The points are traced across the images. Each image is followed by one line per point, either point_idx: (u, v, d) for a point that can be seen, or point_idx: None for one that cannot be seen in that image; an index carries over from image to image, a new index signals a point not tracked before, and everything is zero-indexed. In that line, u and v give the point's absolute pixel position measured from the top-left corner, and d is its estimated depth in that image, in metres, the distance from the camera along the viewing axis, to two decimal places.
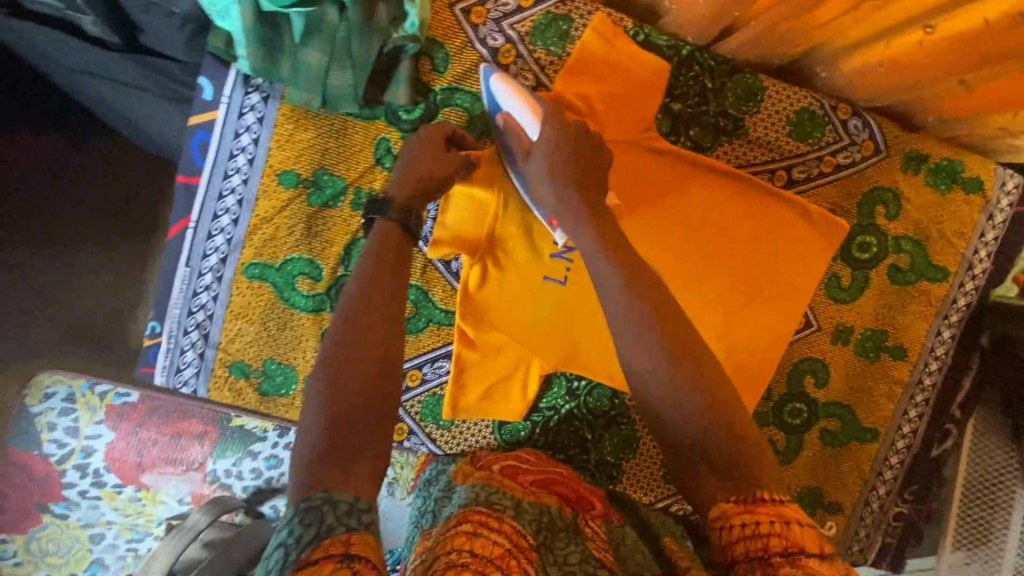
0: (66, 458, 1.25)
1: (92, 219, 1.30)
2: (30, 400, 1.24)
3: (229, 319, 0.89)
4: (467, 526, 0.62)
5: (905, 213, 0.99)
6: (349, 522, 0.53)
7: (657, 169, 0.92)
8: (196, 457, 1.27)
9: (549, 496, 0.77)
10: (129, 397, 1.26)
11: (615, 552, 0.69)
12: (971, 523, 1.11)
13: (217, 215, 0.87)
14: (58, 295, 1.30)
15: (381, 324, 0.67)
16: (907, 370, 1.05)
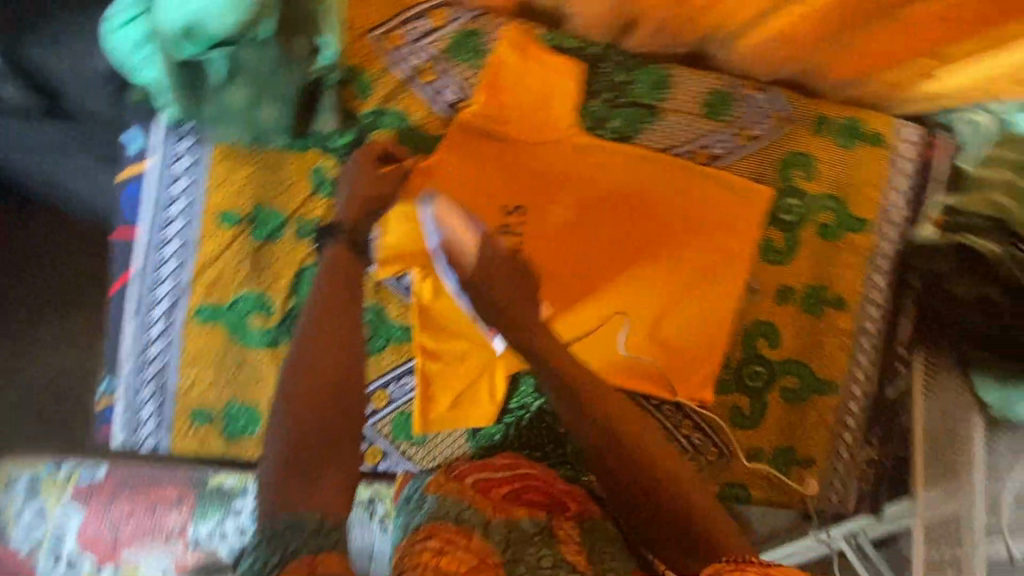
0: (37, 547, 1.16)
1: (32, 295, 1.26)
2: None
3: (185, 366, 0.89)
4: (433, 542, 0.69)
5: (820, 173, 1.06)
6: (316, 539, 0.59)
7: (585, 163, 0.98)
8: (173, 525, 1.19)
9: (522, 511, 0.77)
10: (96, 472, 1.19)
11: (587, 553, 0.72)
12: (937, 472, 1.03)
13: (161, 263, 0.87)
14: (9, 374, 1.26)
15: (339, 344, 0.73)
16: (850, 320, 1.11)
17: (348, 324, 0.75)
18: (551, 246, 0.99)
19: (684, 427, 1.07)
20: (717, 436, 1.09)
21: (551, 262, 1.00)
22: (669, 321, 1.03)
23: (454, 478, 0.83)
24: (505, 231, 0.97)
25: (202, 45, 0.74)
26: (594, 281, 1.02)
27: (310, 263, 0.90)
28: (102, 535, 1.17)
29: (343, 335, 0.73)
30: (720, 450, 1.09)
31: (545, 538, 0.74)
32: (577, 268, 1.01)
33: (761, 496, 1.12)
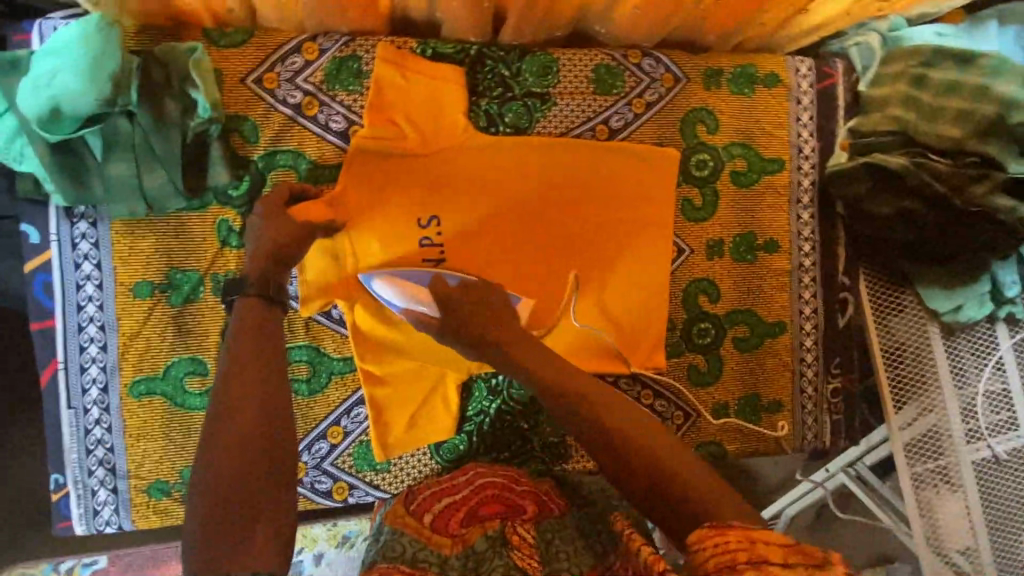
0: None
1: None
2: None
3: (131, 444, 0.88)
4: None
5: (723, 123, 1.07)
6: None
7: (489, 160, 0.97)
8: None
9: (474, 530, 0.76)
10: (96, 562, 1.15)
11: (540, 551, 0.74)
12: (899, 387, 1.07)
13: (84, 348, 0.87)
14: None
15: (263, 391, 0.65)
16: (785, 259, 1.12)
17: (267, 373, 0.66)
18: (474, 249, 0.99)
19: (645, 397, 1.08)
20: (680, 399, 1.09)
21: (478, 265, 0.99)
22: (607, 297, 1.04)
23: (413, 514, 0.81)
24: (424, 244, 0.96)
25: (70, 124, 0.76)
26: (526, 274, 1.01)
27: None
28: None
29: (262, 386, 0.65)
30: (686, 412, 1.10)
31: (500, 547, 0.73)
32: (504, 265, 1.00)
33: (737, 449, 1.13)
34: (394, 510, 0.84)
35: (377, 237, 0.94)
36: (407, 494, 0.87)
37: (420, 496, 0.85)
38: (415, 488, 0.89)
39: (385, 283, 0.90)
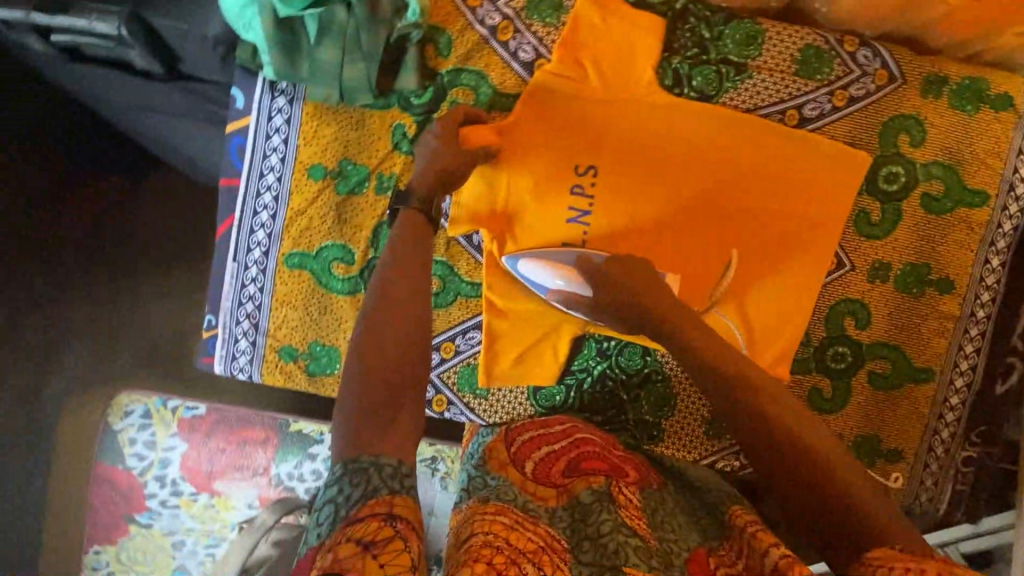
0: (147, 470, 1.34)
1: (151, 254, 1.45)
2: (113, 418, 1.34)
3: (276, 307, 0.97)
4: (504, 519, 0.66)
5: (931, 138, 0.96)
6: (393, 484, 0.58)
7: (665, 122, 0.93)
8: (261, 462, 1.36)
9: (579, 482, 0.76)
10: (199, 409, 1.36)
11: (649, 519, 0.73)
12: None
13: (257, 212, 0.95)
14: (132, 318, 1.45)
15: (409, 297, 0.73)
16: (957, 303, 1.00)
17: (415, 284, 0.74)
18: (624, 207, 0.96)
19: None
20: None
21: (624, 225, 0.96)
22: (748, 293, 0.98)
23: (513, 460, 0.82)
24: (576, 192, 0.94)
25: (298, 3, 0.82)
26: (669, 247, 0.97)
27: (389, 216, 0.96)
28: (202, 466, 1.34)
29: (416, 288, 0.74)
30: None
31: (603, 500, 0.72)
32: (652, 232, 0.96)
33: None
34: (496, 453, 0.85)
35: (532, 173, 0.93)
36: (504, 440, 0.87)
37: (519, 439, 0.87)
38: (509, 434, 0.88)
39: (533, 263, 0.92)
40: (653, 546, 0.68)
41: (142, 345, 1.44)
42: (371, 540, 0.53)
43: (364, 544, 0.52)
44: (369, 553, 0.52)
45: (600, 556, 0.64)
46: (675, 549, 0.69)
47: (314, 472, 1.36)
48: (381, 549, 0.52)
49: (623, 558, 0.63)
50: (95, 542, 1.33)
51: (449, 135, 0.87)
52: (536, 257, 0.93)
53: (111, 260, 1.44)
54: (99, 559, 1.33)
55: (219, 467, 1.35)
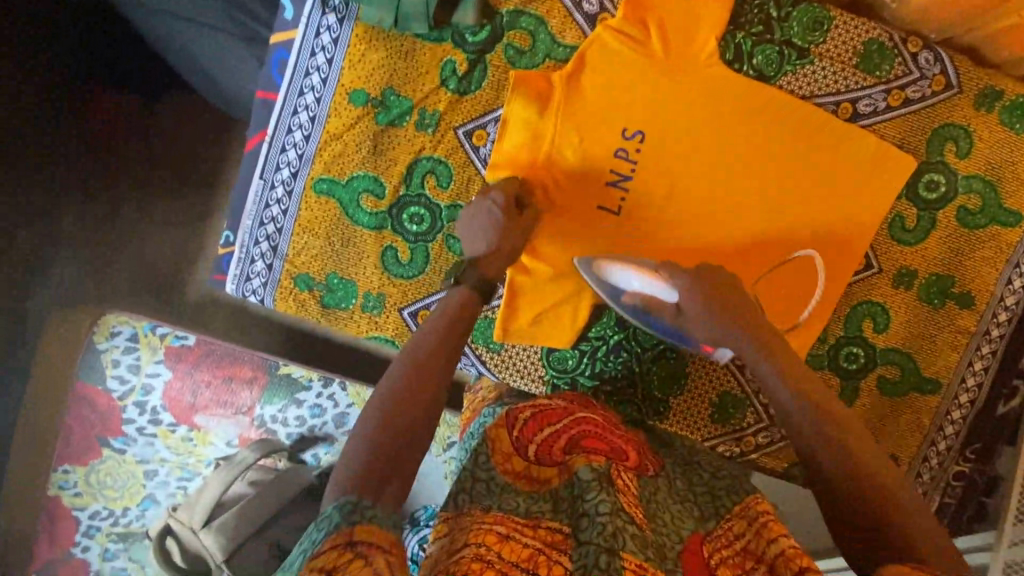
0: (128, 394, 1.30)
1: (159, 172, 1.39)
2: (98, 337, 1.29)
3: (297, 232, 0.94)
4: (500, 528, 0.60)
5: (976, 151, 0.96)
6: (351, 518, 0.54)
7: (720, 97, 0.92)
8: (245, 401, 1.33)
9: (579, 458, 0.67)
10: (188, 339, 1.31)
11: (643, 509, 0.65)
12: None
13: (291, 131, 0.92)
14: (131, 236, 1.39)
15: (445, 364, 0.71)
16: (973, 320, 1.01)
17: (448, 354, 0.72)
18: (665, 179, 0.94)
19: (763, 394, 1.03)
20: None
21: (662, 196, 0.94)
22: (776, 281, 0.97)
23: (517, 445, 0.72)
24: (619, 156, 0.93)
25: None
26: (703, 225, 0.96)
27: (425, 154, 0.93)
28: (184, 397, 1.31)
29: (449, 358, 0.72)
30: None
31: (604, 480, 0.63)
32: (690, 208, 0.95)
33: None
34: (499, 441, 0.73)
35: (579, 129, 0.91)
36: (506, 419, 0.76)
37: (522, 418, 0.76)
38: (510, 414, 0.77)
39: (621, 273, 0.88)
40: (647, 535, 0.61)
41: (138, 265, 1.40)
42: (335, 566, 0.50)
43: (327, 571, 0.49)
44: None
45: (602, 536, 0.56)
46: (668, 542, 0.63)
47: (299, 417, 1.34)
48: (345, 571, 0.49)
49: (620, 544, 0.56)
50: (65, 462, 1.29)
51: (508, 206, 0.86)
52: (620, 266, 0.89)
53: (116, 173, 1.38)
54: (66, 479, 1.28)
55: (202, 401, 1.32)
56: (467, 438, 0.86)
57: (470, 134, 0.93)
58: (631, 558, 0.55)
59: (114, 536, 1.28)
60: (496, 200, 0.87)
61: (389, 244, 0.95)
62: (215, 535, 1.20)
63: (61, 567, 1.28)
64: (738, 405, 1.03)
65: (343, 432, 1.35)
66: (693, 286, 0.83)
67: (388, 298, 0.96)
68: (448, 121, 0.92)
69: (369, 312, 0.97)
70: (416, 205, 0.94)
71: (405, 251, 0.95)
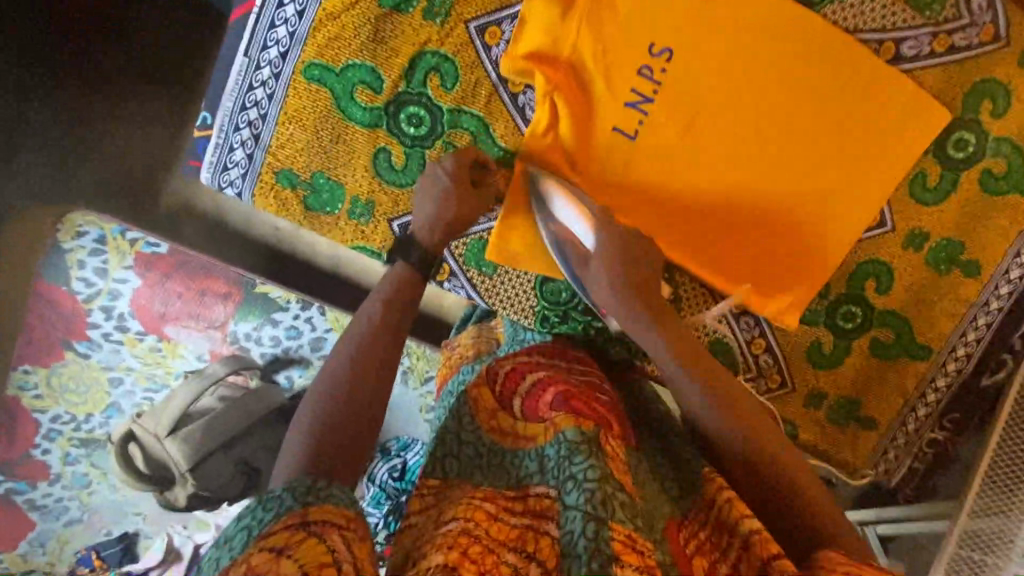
0: (93, 298, 1.22)
1: (132, 55, 1.26)
2: (63, 236, 1.21)
3: (282, 121, 0.86)
4: (489, 506, 0.58)
5: (1015, 111, 0.90)
6: (306, 500, 0.51)
7: (757, 20, 0.85)
8: (218, 316, 1.27)
9: (566, 418, 0.62)
10: (159, 247, 1.23)
11: (633, 475, 0.61)
12: (997, 480, 0.97)
13: (283, 4, 0.82)
14: (96, 126, 1.27)
15: (393, 338, 0.68)
16: (975, 289, 0.99)
17: (396, 326, 0.69)
18: (689, 106, 0.87)
19: (755, 346, 1.01)
20: (785, 364, 1.02)
21: (680, 128, 0.88)
22: (786, 232, 0.93)
23: (501, 402, 0.72)
24: (642, 74, 0.85)
25: None
26: (723, 162, 0.90)
27: (430, 49, 0.85)
28: (153, 305, 1.24)
29: (398, 328, 0.69)
30: (784, 382, 1.03)
31: (594, 449, 0.58)
32: (709, 142, 0.89)
33: (806, 441, 1.06)
34: (481, 400, 0.73)
35: (603, 38, 0.84)
36: (486, 376, 0.75)
37: (503, 373, 0.75)
38: (490, 369, 0.76)
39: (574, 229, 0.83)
40: (638, 504, 0.57)
41: (104, 159, 1.28)
42: (286, 543, 0.47)
43: (277, 550, 0.46)
44: (283, 557, 0.46)
45: (592, 506, 0.52)
46: (656, 509, 0.60)
47: (273, 337, 1.29)
48: (296, 550, 0.46)
49: (610, 514, 0.52)
50: (25, 362, 1.21)
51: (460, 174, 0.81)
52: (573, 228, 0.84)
53: (83, 52, 1.24)
54: (27, 380, 1.21)
55: (172, 311, 1.25)
56: (443, 397, 0.85)
57: (483, 31, 0.85)
58: (621, 529, 0.51)
59: (76, 441, 1.23)
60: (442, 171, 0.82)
61: (383, 147, 0.87)
62: (180, 445, 1.16)
63: (17, 469, 1.22)
64: (728, 354, 1.01)
65: (318, 356, 1.31)
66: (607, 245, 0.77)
67: (377, 206, 0.90)
68: (459, 13, 0.84)
69: (357, 220, 0.90)
70: (416, 107, 0.86)
71: (400, 156, 0.88)
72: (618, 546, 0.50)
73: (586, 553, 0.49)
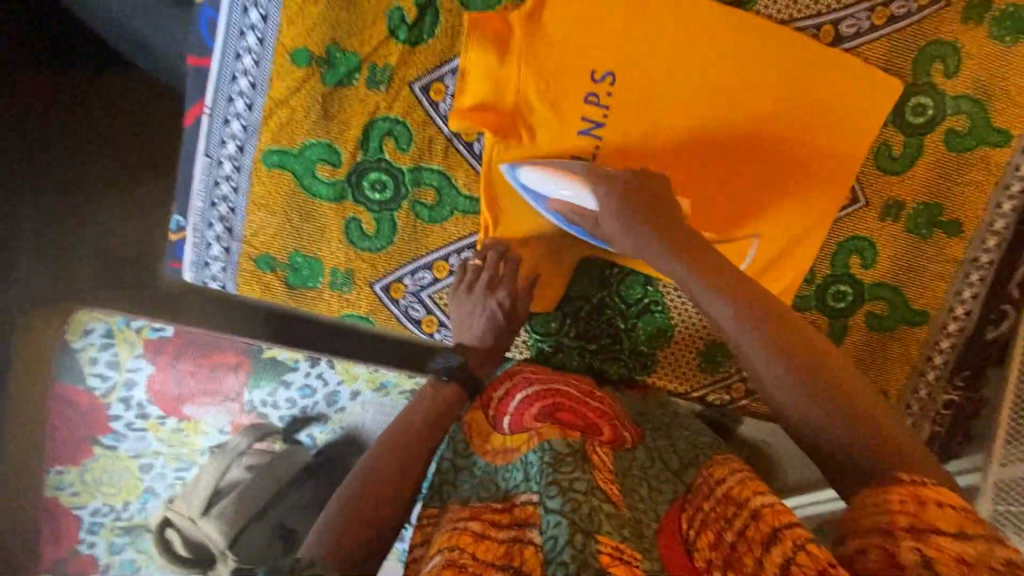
0: (111, 391, 1.24)
1: (108, 159, 1.30)
2: (72, 336, 1.24)
3: (252, 211, 0.88)
4: (474, 526, 0.61)
5: (966, 68, 0.91)
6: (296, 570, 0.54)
7: (694, 20, 0.86)
8: (232, 387, 1.27)
9: (551, 428, 0.68)
10: (165, 330, 1.25)
11: (620, 485, 0.67)
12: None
13: (232, 100, 0.84)
14: (83, 230, 1.30)
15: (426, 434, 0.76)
16: (961, 247, 0.98)
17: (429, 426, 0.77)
18: (643, 121, 0.88)
19: None
20: None
21: (635, 145, 0.88)
22: (762, 224, 0.93)
23: (496, 423, 0.75)
24: (590, 101, 0.86)
25: None
26: (688, 168, 0.90)
27: (381, 115, 0.87)
28: (170, 388, 1.26)
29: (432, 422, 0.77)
30: None
31: (580, 459, 0.64)
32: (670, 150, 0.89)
33: None
34: (478, 424, 0.77)
35: (543, 74, 0.85)
36: (482, 401, 0.79)
37: (497, 397, 0.79)
38: (485, 394, 0.80)
39: (536, 169, 0.83)
40: (623, 514, 0.61)
41: (95, 260, 1.31)
42: None
43: None
44: None
45: (575, 514, 0.57)
46: (646, 520, 0.64)
47: (289, 398, 1.28)
48: None
49: (596, 525, 0.56)
50: (59, 463, 1.26)
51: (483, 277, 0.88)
52: (540, 165, 0.84)
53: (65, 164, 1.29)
54: (62, 479, 1.26)
55: (188, 391, 1.27)
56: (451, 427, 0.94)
57: (427, 89, 0.87)
58: (608, 540, 0.56)
59: (119, 530, 1.26)
60: (501, 301, 0.88)
61: (352, 217, 0.89)
62: (215, 522, 1.18)
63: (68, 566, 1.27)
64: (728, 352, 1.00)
65: (336, 409, 1.29)
66: (610, 195, 0.79)
67: (358, 274, 0.92)
68: (402, 76, 0.86)
69: (340, 290, 0.92)
70: (376, 173, 0.88)
71: (370, 223, 0.90)
72: (605, 559, 0.53)
73: (571, 560, 0.53)
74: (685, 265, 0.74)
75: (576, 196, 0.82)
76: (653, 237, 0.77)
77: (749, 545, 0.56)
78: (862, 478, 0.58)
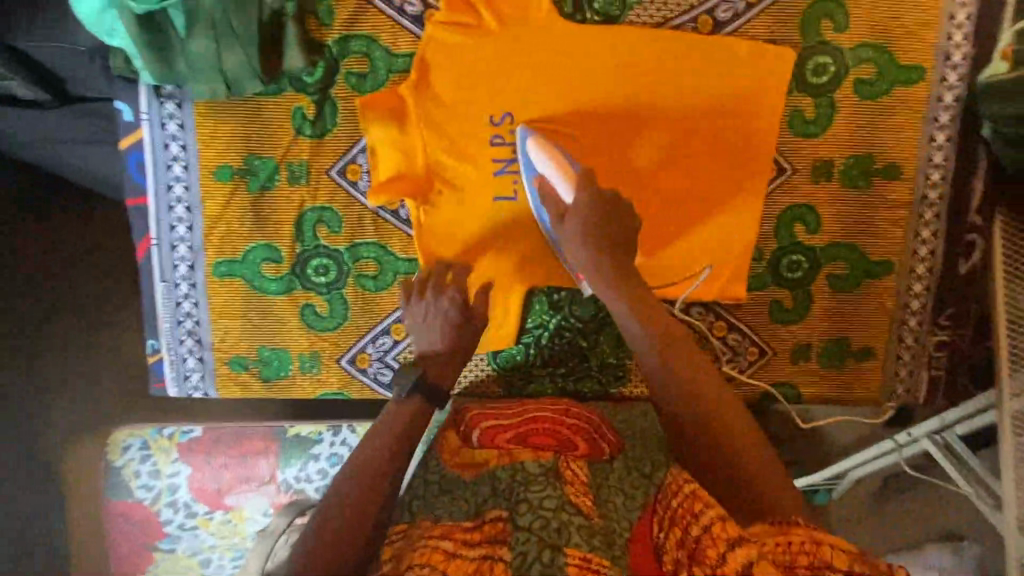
0: (158, 499, 1.21)
1: (50, 297, 1.22)
2: (111, 456, 1.19)
3: (214, 320, 0.95)
4: (446, 544, 0.63)
5: (857, 19, 0.91)
6: None
7: (574, 44, 0.89)
8: (265, 471, 1.20)
9: (527, 451, 0.74)
10: (194, 430, 1.20)
11: (593, 497, 0.68)
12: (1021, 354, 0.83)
13: (173, 227, 0.92)
14: (53, 368, 1.24)
15: (386, 459, 0.74)
16: (906, 189, 0.96)
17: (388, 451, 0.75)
18: None
19: (719, 329, 1.00)
20: (756, 334, 1.01)
21: None
22: (694, 217, 0.93)
23: (464, 436, 0.82)
24: (496, 143, 0.90)
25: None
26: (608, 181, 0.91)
27: (308, 206, 0.93)
28: (208, 484, 1.20)
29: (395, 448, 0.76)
30: (761, 348, 1.01)
31: (552, 479, 0.67)
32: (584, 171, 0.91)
33: (812, 395, 1.03)
34: (448, 442, 0.81)
35: (445, 132, 0.89)
36: (453, 421, 0.85)
37: (467, 415, 0.86)
38: (458, 415, 0.87)
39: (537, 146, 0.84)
40: (596, 523, 0.63)
41: (70, 399, 1.24)
42: None
43: None
44: None
45: (545, 532, 0.61)
46: (618, 527, 0.65)
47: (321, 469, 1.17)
48: None
49: (565, 540, 0.60)
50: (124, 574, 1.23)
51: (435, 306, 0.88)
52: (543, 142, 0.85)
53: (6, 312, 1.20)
54: None
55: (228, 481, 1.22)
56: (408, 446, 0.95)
57: (344, 172, 0.92)
58: (575, 552, 0.59)
59: None
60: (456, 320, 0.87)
61: (305, 303, 0.95)
62: None
63: None
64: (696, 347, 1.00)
65: None
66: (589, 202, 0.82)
67: (322, 354, 0.97)
68: (318, 166, 0.92)
69: (310, 371, 0.98)
70: (318, 258, 0.94)
71: (323, 305, 0.95)
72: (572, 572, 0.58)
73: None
74: (606, 266, 0.83)
75: (557, 180, 0.84)
76: (592, 244, 0.82)
77: (715, 542, 0.59)
78: (736, 488, 0.68)
